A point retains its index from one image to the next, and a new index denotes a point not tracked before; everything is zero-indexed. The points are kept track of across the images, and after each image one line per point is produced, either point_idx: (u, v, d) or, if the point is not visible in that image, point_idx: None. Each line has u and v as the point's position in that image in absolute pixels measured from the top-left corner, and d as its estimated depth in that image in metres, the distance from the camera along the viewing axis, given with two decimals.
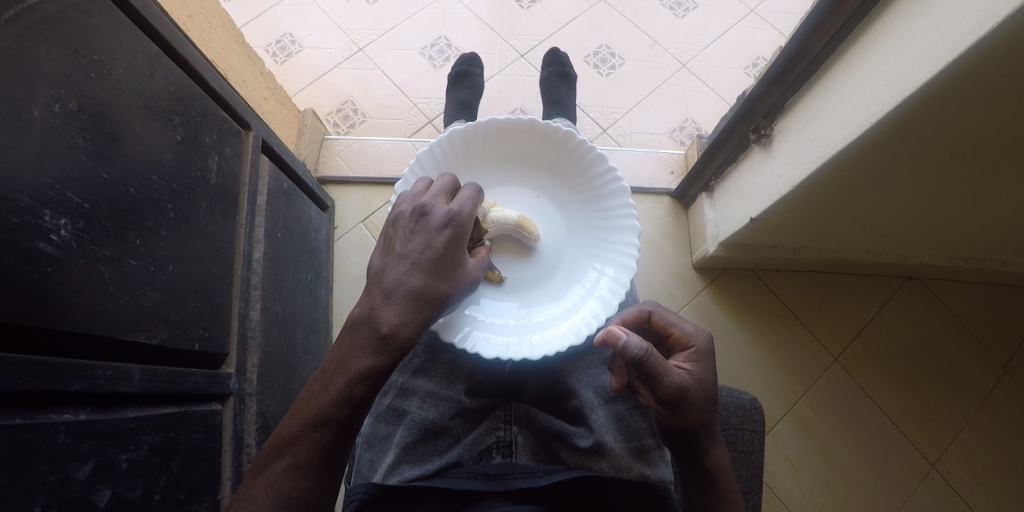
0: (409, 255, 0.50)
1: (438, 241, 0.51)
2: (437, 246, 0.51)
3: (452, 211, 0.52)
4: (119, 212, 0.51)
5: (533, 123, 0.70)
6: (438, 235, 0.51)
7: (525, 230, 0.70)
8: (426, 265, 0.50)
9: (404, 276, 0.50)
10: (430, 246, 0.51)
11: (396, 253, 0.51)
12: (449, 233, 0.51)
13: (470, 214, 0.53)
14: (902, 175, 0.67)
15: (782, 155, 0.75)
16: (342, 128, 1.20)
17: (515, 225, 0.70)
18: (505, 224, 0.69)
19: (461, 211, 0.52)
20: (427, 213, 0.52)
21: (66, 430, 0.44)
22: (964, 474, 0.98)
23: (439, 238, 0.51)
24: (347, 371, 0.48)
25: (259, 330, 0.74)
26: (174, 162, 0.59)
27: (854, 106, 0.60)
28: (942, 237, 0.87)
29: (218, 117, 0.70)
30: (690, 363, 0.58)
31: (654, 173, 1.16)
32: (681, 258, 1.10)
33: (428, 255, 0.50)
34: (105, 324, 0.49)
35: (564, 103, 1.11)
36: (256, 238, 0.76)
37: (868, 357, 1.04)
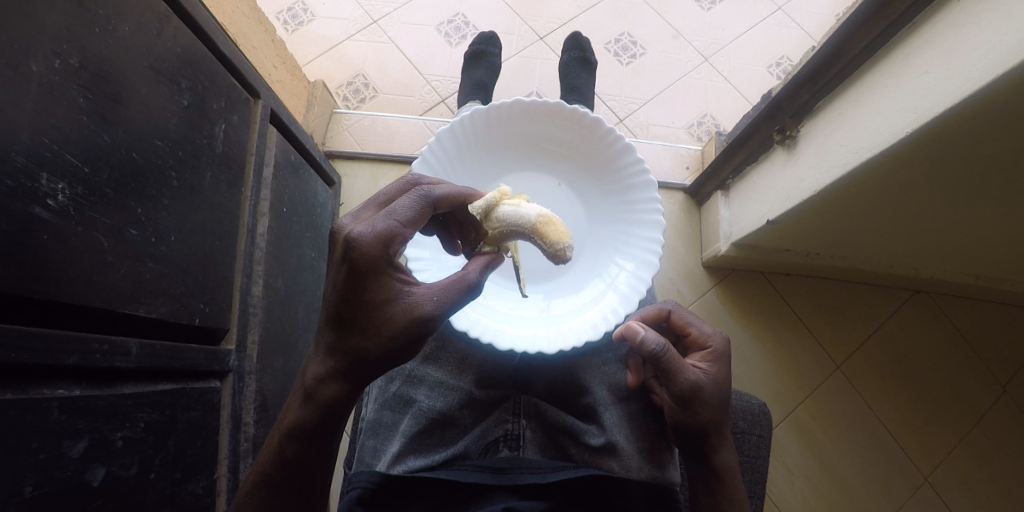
0: (325, 295, 0.45)
1: (339, 281, 0.43)
2: (339, 287, 0.43)
3: (343, 239, 0.42)
4: (120, 178, 0.49)
5: (560, 107, 0.67)
6: (335, 272, 0.43)
7: (545, 237, 0.50)
8: (331, 310, 0.43)
9: (323, 322, 0.45)
10: (333, 285, 0.43)
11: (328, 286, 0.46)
12: (344, 271, 0.42)
13: (368, 245, 0.41)
14: (928, 187, 0.65)
15: (806, 159, 0.72)
16: (353, 103, 1.17)
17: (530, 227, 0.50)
18: (516, 225, 0.50)
19: (354, 242, 0.41)
20: (332, 241, 0.44)
21: (59, 406, 0.42)
22: (956, 489, 0.98)
23: (337, 277, 0.43)
24: (281, 426, 0.46)
25: (261, 306, 0.71)
26: (179, 128, 0.56)
27: (890, 114, 0.57)
28: (959, 253, 0.84)
29: (226, 83, 0.67)
30: (706, 363, 0.56)
31: (669, 167, 1.13)
32: (692, 256, 1.07)
33: (333, 298, 0.43)
34: (103, 296, 0.47)
35: (582, 90, 1.08)
36: (261, 212, 0.73)
37: (870, 367, 1.03)
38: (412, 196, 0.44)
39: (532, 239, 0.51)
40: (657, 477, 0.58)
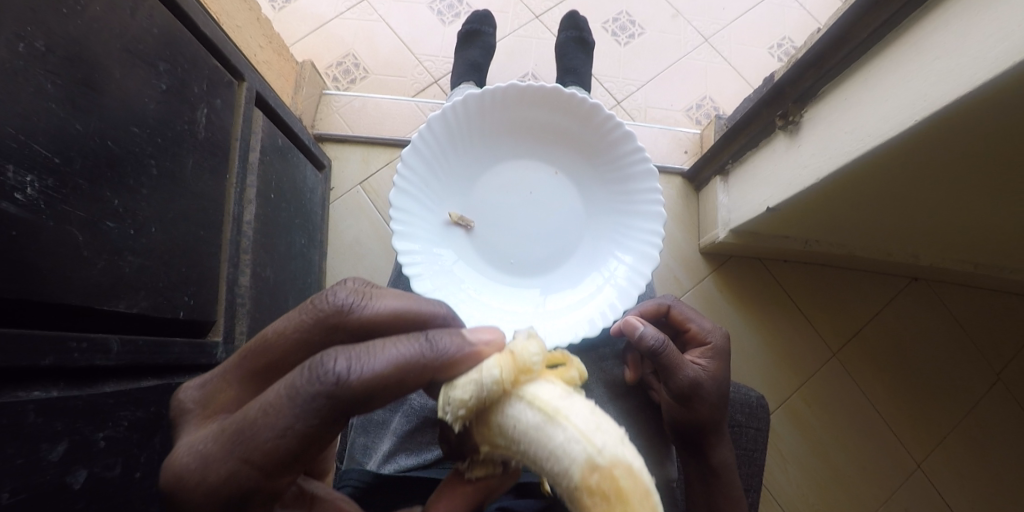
0: None
1: None
2: None
3: (170, 477, 0.33)
4: (95, 168, 0.46)
5: (557, 92, 0.65)
6: None
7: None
8: None
9: None
10: None
11: None
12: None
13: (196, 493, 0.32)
14: (933, 175, 0.63)
15: (810, 144, 0.70)
16: (343, 84, 1.13)
17: (565, 480, 0.30)
18: (542, 464, 0.31)
19: (177, 486, 0.32)
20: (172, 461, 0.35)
21: (37, 409, 0.40)
22: (949, 476, 0.98)
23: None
24: None
25: (249, 296, 0.70)
26: (158, 114, 0.54)
27: (898, 101, 0.55)
28: (959, 241, 0.83)
29: (209, 66, 0.64)
30: (705, 359, 0.58)
31: (667, 150, 1.10)
32: (689, 242, 1.06)
33: None
34: (80, 292, 0.45)
35: (579, 71, 1.05)
36: (248, 198, 0.71)
37: (867, 354, 1.03)
38: (280, 406, 0.31)
39: (556, 489, 0.31)
40: (655, 473, 0.59)
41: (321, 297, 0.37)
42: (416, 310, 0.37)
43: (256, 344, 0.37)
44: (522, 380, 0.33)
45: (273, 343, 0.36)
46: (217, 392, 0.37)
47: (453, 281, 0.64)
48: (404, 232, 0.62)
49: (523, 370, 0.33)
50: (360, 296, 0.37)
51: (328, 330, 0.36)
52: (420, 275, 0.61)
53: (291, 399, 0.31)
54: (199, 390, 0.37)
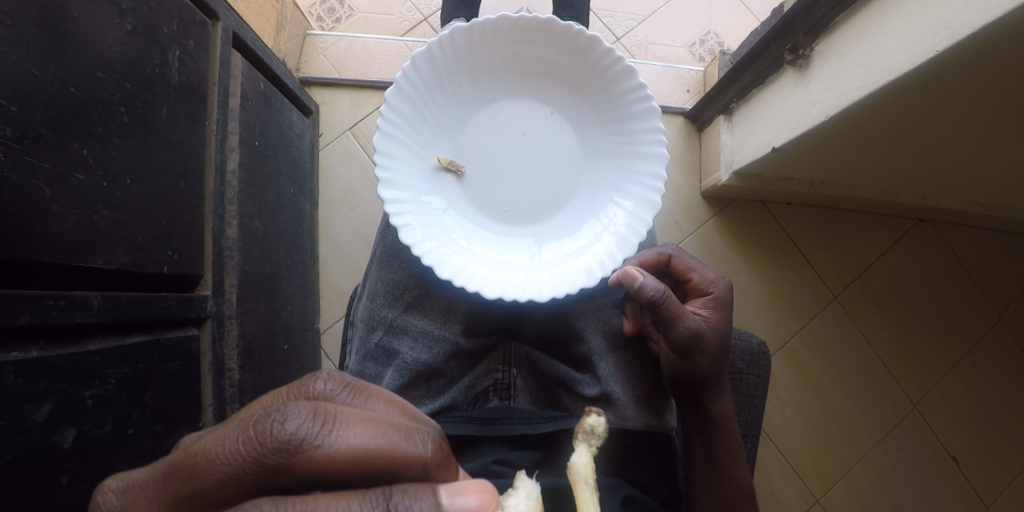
0: None
1: None
2: None
3: None
4: (58, 116, 0.44)
5: (553, 24, 0.60)
6: None
7: None
8: None
9: None
10: None
11: None
12: None
13: None
14: (952, 109, 0.59)
15: (822, 77, 0.65)
16: (327, 23, 1.06)
17: None
18: None
19: None
20: None
21: (16, 370, 0.40)
22: (943, 415, 1.00)
23: None
24: None
25: (238, 249, 0.68)
26: (124, 57, 0.50)
27: (916, 28, 0.50)
28: (970, 182, 0.80)
29: (178, 3, 0.59)
30: (707, 309, 0.58)
31: (670, 89, 1.05)
32: (691, 186, 1.02)
33: None
34: (54, 249, 0.43)
35: (577, 4, 0.98)
36: (230, 147, 0.68)
37: (869, 298, 1.02)
38: None
39: None
40: (653, 424, 0.59)
41: (265, 419, 0.26)
42: (388, 453, 0.27)
43: (177, 462, 0.26)
44: None
45: (195, 471, 0.26)
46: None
47: (444, 230, 0.62)
48: (391, 179, 0.59)
49: None
50: (318, 425, 0.26)
51: (267, 470, 0.26)
52: (410, 225, 0.59)
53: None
54: (121, 493, 0.28)
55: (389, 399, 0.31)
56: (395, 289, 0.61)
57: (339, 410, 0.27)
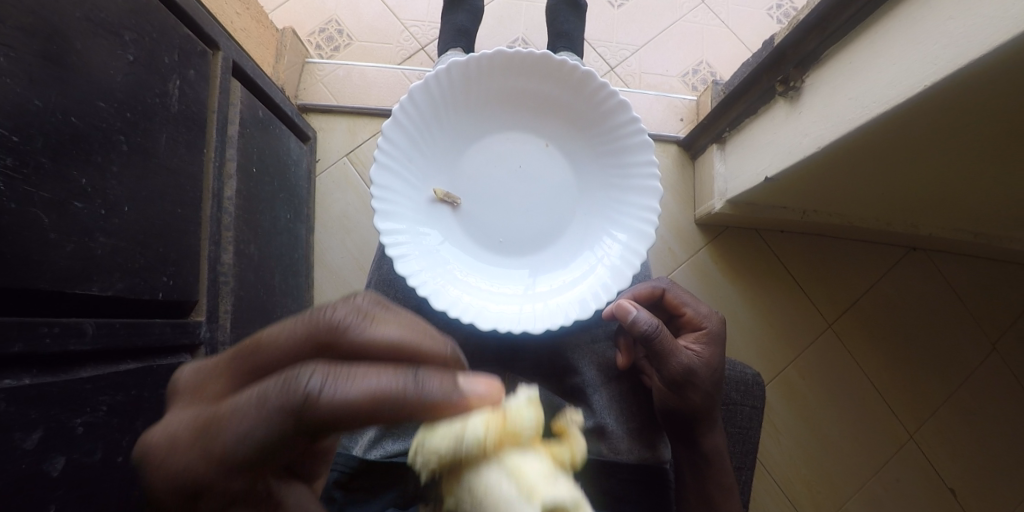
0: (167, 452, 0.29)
1: (179, 441, 0.29)
2: (178, 449, 0.29)
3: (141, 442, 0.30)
4: (58, 145, 0.44)
5: (549, 59, 0.63)
6: (174, 430, 0.30)
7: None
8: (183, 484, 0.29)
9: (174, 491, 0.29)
10: (173, 445, 0.29)
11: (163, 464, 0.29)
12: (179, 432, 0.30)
13: (170, 441, 0.30)
14: (936, 143, 0.61)
15: (812, 112, 0.67)
16: (326, 51, 1.09)
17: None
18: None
19: (174, 436, 0.30)
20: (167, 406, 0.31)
21: (6, 399, 0.40)
22: (939, 445, 1.00)
23: (165, 440, 0.30)
24: None
25: (233, 275, 0.68)
26: (126, 87, 0.51)
27: (905, 65, 0.52)
28: (957, 210, 0.82)
29: (180, 35, 0.60)
30: (699, 344, 0.57)
31: (663, 118, 1.07)
32: (683, 213, 1.04)
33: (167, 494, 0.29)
34: (49, 276, 0.44)
35: (571, 36, 1.00)
36: (228, 174, 0.68)
37: (861, 326, 1.03)
38: (256, 405, 0.29)
39: None
40: (647, 457, 0.59)
41: (320, 312, 0.32)
42: (414, 346, 0.32)
43: (247, 348, 0.32)
44: (507, 445, 0.33)
45: (265, 351, 0.31)
46: (171, 447, 0.29)
47: (441, 261, 0.62)
48: (388, 211, 0.60)
49: (511, 436, 0.33)
50: (361, 317, 0.32)
51: (323, 347, 0.31)
52: (407, 256, 0.59)
53: (162, 435, 0.30)
54: (166, 438, 0.30)
55: (413, 321, 0.34)
56: None
57: (376, 312, 0.33)
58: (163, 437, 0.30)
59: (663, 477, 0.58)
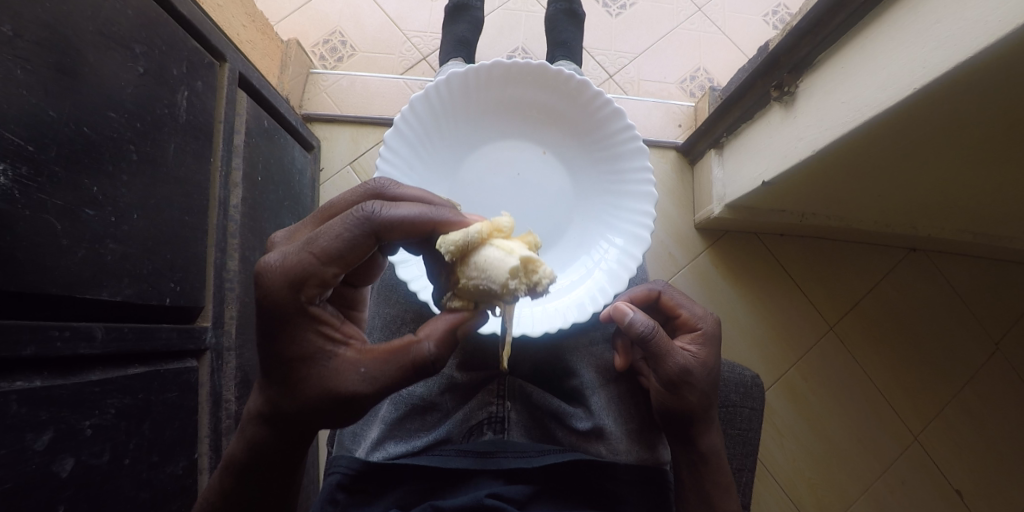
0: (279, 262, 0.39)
1: (290, 255, 0.39)
2: (288, 258, 0.39)
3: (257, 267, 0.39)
4: (71, 155, 0.46)
5: (544, 69, 0.64)
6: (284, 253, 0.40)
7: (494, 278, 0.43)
8: (290, 277, 0.39)
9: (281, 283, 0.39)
10: (284, 256, 0.39)
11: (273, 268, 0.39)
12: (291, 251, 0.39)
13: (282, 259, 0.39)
14: (932, 143, 0.62)
15: (806, 116, 0.68)
16: (329, 62, 1.11)
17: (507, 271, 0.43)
18: (495, 279, 0.43)
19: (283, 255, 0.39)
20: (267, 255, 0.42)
21: (19, 400, 0.42)
22: (945, 446, 0.99)
23: (281, 258, 0.39)
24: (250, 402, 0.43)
25: (238, 281, 0.69)
26: (136, 98, 0.53)
27: (896, 69, 0.53)
28: (954, 212, 0.83)
29: (188, 47, 0.62)
30: (695, 345, 0.57)
31: (662, 124, 1.08)
32: (684, 218, 1.05)
33: (276, 290, 0.39)
34: (60, 282, 0.45)
35: (570, 45, 1.02)
36: (234, 182, 0.70)
37: (863, 328, 1.03)
38: (342, 220, 0.40)
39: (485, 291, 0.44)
40: (646, 458, 0.60)
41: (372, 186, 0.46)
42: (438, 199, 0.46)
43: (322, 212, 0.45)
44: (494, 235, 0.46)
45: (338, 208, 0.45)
46: (285, 256, 0.39)
47: None
48: None
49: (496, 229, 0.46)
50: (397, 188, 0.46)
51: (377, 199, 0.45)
52: (408, 262, 0.61)
53: (275, 253, 0.40)
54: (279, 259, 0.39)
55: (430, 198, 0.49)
56: (394, 324, 0.64)
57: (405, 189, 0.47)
58: (276, 258, 0.39)
59: (663, 479, 0.57)
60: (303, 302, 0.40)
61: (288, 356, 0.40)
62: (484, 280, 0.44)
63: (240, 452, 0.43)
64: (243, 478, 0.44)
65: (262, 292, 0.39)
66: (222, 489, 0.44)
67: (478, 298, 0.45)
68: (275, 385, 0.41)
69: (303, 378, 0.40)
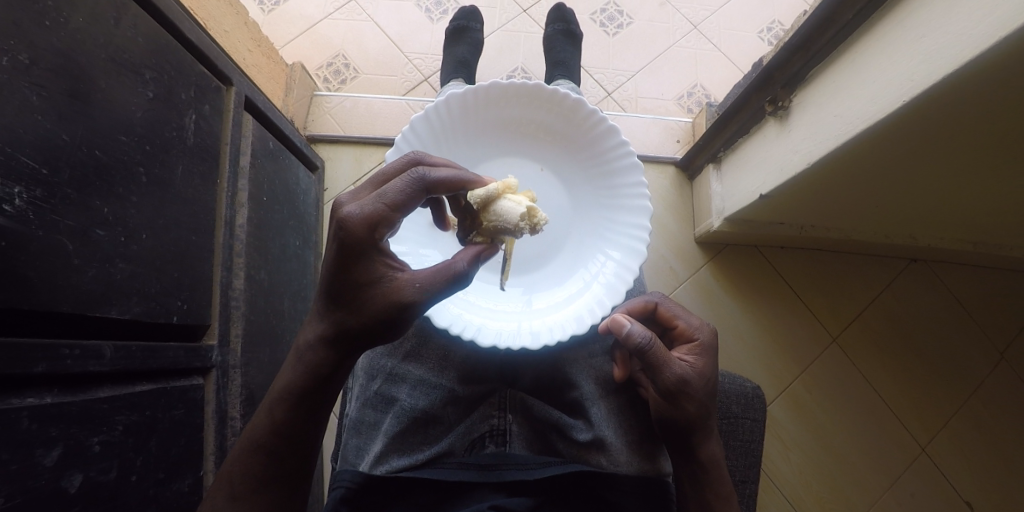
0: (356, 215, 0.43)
1: (363, 209, 0.44)
2: (365, 212, 0.43)
3: (337, 216, 0.44)
4: (83, 178, 0.47)
5: (540, 89, 0.65)
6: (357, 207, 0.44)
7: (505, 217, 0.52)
8: (366, 225, 0.43)
9: (360, 228, 0.43)
10: (360, 209, 0.44)
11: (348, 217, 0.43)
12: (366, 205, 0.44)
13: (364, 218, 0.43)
14: (923, 155, 0.63)
15: (799, 130, 0.69)
16: (333, 84, 1.13)
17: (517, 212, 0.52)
18: (507, 218, 0.52)
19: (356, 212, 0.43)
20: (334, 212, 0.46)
21: (30, 415, 0.42)
22: (953, 457, 0.98)
23: (357, 211, 0.43)
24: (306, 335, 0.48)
25: (243, 299, 0.70)
26: (145, 122, 0.54)
27: (882, 83, 0.54)
28: (951, 221, 0.84)
29: (196, 72, 0.64)
30: (692, 356, 0.58)
31: (660, 140, 1.10)
32: (683, 231, 1.06)
33: (354, 235, 0.43)
34: (73, 300, 0.46)
35: (568, 64, 1.04)
36: (240, 202, 0.71)
37: (865, 338, 1.03)
38: (407, 177, 0.45)
39: (499, 229, 0.52)
40: (647, 469, 0.60)
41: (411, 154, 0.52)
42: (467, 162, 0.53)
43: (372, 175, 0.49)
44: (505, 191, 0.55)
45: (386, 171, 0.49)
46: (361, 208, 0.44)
47: None
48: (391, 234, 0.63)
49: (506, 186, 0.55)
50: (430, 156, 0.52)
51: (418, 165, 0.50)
52: None
53: (353, 204, 0.44)
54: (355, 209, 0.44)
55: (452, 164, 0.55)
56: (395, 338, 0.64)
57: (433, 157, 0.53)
58: (353, 210, 0.44)
59: (665, 491, 0.57)
60: (377, 243, 0.44)
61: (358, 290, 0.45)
62: (501, 223, 0.52)
63: (302, 376, 0.48)
64: (302, 402, 0.48)
65: (343, 233, 0.43)
66: (279, 418, 0.48)
67: (495, 237, 0.54)
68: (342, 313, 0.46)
69: (370, 306, 0.45)
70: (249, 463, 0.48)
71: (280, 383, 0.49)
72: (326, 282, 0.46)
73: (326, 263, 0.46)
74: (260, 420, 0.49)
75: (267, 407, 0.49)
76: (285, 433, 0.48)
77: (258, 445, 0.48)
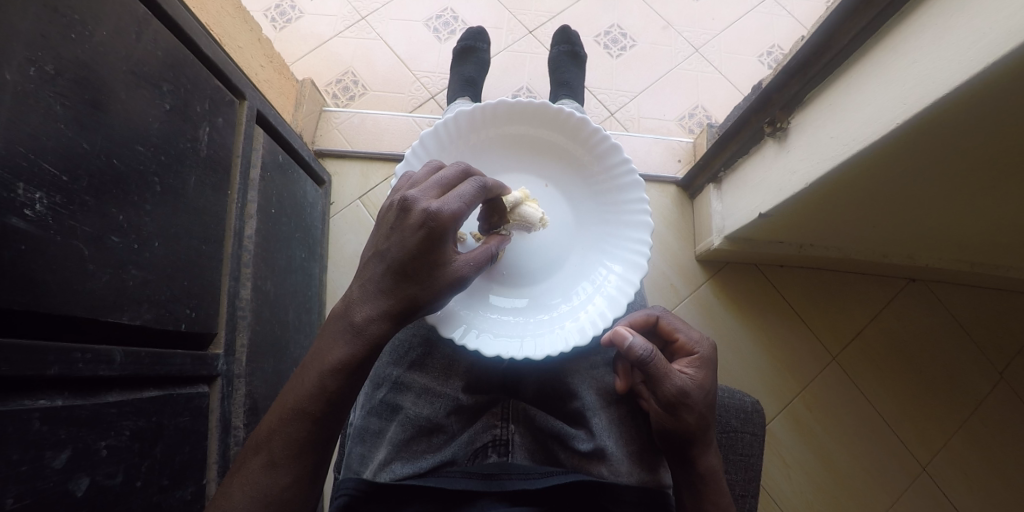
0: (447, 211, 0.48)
1: (452, 206, 0.48)
2: (455, 209, 0.48)
3: (431, 211, 0.47)
4: (100, 186, 0.48)
5: (546, 107, 0.67)
6: (447, 204, 0.48)
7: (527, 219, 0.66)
8: (455, 221, 0.48)
9: (450, 223, 0.48)
10: (450, 205, 0.48)
11: (440, 213, 0.48)
12: (455, 202, 0.48)
13: (453, 213, 0.48)
14: (918, 175, 0.64)
15: (798, 151, 0.71)
16: (342, 100, 1.16)
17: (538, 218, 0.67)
18: (530, 220, 0.66)
19: (445, 209, 0.48)
20: (411, 206, 0.48)
21: (41, 417, 0.43)
22: (954, 478, 0.98)
23: (447, 207, 0.48)
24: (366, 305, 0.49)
25: (249, 309, 0.71)
26: (161, 132, 0.56)
27: (878, 106, 0.56)
28: (949, 241, 0.85)
29: (210, 86, 0.66)
30: (692, 368, 0.58)
31: (662, 160, 1.12)
32: (685, 249, 1.07)
33: (447, 228, 0.48)
34: (85, 305, 0.47)
35: (572, 84, 1.07)
36: (249, 214, 0.72)
37: (865, 357, 1.03)
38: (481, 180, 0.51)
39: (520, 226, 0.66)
40: (647, 480, 0.60)
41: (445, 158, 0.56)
42: None
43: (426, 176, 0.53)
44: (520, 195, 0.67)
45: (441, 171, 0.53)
46: (455, 206, 0.48)
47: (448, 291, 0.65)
48: None
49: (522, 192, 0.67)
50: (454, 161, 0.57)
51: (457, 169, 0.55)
52: None
53: (442, 201, 0.48)
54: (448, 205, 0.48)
55: None
56: (402, 348, 0.65)
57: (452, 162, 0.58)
58: (447, 207, 0.48)
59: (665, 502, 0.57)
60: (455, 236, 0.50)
61: (432, 274, 0.49)
62: (522, 222, 0.66)
63: (353, 354, 0.48)
64: (356, 374, 0.49)
65: (436, 224, 0.48)
66: (331, 387, 0.48)
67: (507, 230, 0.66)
68: (408, 294, 0.49)
69: (438, 288, 0.50)
70: (293, 434, 0.47)
71: (331, 355, 0.48)
72: (396, 268, 0.48)
73: (399, 250, 0.48)
74: (306, 390, 0.48)
75: (315, 376, 0.48)
76: (337, 403, 0.48)
77: (305, 413, 0.47)
